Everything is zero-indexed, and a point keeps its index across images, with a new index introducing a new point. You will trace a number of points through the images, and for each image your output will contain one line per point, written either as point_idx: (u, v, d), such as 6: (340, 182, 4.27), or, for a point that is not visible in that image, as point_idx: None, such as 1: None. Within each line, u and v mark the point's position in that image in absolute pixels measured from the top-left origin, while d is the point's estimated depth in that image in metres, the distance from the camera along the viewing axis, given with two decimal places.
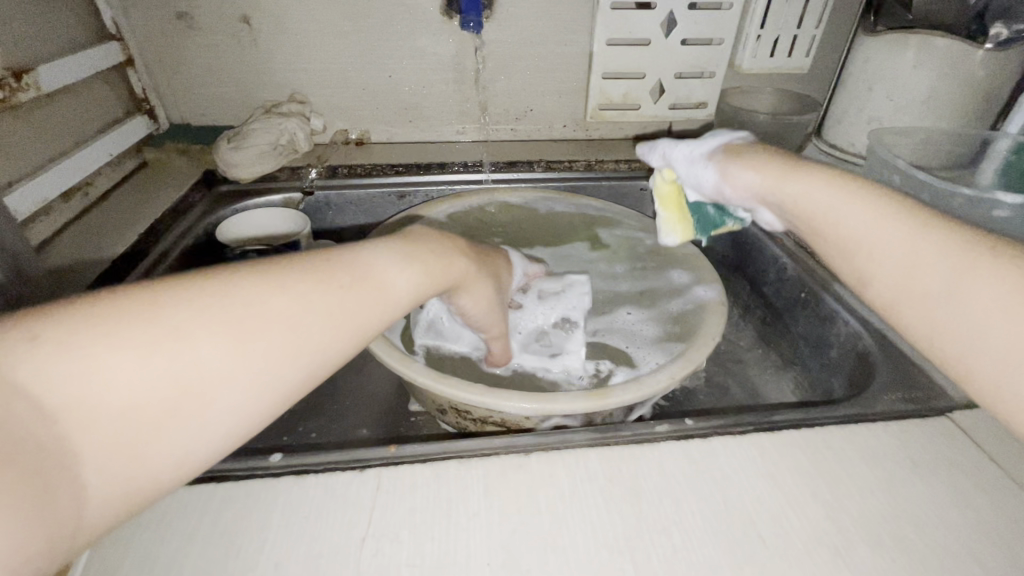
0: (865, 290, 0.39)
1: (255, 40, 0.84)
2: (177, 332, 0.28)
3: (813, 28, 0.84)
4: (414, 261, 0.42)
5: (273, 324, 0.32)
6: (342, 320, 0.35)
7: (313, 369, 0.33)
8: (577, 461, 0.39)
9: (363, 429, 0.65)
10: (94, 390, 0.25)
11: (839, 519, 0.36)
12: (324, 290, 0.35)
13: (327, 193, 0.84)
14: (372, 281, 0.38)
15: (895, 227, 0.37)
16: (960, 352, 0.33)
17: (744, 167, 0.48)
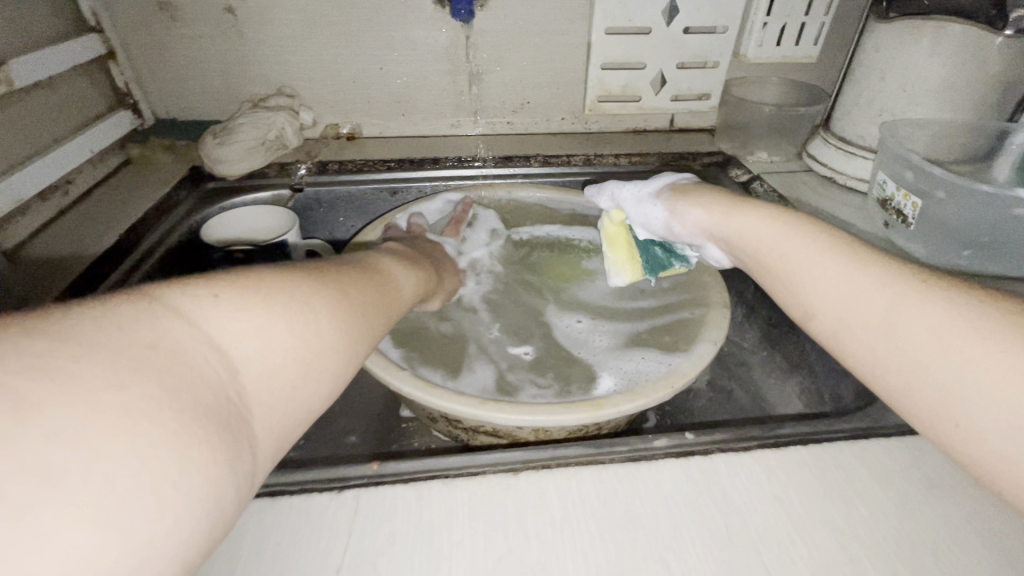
0: (812, 323, 0.40)
1: (240, 32, 0.81)
2: (310, 306, 0.31)
3: (823, 15, 0.81)
4: (413, 269, 0.48)
5: (364, 310, 0.35)
6: (394, 309, 0.40)
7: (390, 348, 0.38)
8: (570, 481, 0.37)
9: (353, 436, 0.63)
10: (260, 348, 0.28)
11: (849, 545, 0.34)
12: (378, 288, 0.39)
13: (317, 191, 0.81)
14: (400, 280, 0.44)
15: (835, 262, 0.39)
16: (908, 381, 0.33)
17: (688, 206, 0.52)
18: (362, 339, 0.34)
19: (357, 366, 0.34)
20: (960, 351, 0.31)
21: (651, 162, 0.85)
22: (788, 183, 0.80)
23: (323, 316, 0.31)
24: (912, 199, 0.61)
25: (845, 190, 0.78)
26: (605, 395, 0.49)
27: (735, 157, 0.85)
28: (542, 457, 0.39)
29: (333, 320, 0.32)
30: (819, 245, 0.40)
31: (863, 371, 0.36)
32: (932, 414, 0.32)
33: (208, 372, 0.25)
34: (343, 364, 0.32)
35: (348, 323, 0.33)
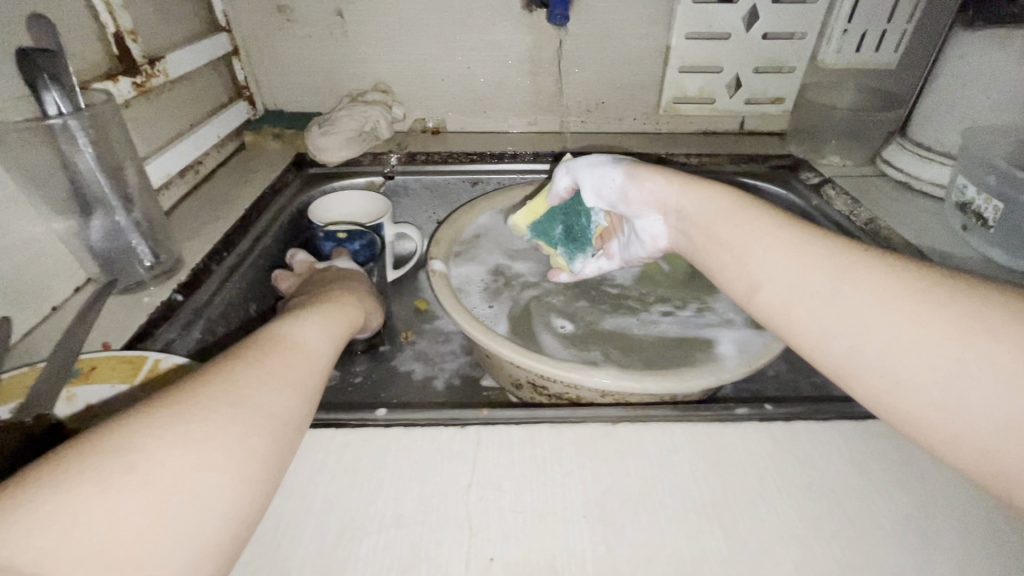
0: (758, 295, 0.39)
1: (346, 32, 0.89)
2: (133, 449, 0.26)
3: (905, 23, 0.82)
4: (320, 323, 0.45)
5: (231, 405, 0.31)
6: (277, 377, 0.36)
7: (274, 425, 0.33)
8: (664, 434, 0.42)
9: (441, 399, 0.70)
10: (72, 525, 0.23)
11: (926, 505, 0.37)
12: (258, 362, 0.36)
13: (406, 178, 0.89)
14: (288, 342, 0.40)
15: (780, 234, 0.39)
16: (854, 344, 0.33)
17: (650, 173, 0.51)
18: (235, 437, 0.30)
19: (243, 469, 0.30)
20: (903, 311, 0.32)
21: (723, 162, 0.88)
22: (861, 187, 0.82)
23: (154, 448, 0.27)
24: (993, 202, 0.63)
25: (920, 196, 0.79)
26: (686, 370, 0.53)
27: (806, 160, 0.87)
28: (634, 414, 0.44)
29: (176, 447, 0.28)
30: (766, 220, 0.41)
31: (811, 343, 0.36)
32: (874, 373, 0.33)
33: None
34: (215, 482, 0.28)
35: (206, 436, 0.29)
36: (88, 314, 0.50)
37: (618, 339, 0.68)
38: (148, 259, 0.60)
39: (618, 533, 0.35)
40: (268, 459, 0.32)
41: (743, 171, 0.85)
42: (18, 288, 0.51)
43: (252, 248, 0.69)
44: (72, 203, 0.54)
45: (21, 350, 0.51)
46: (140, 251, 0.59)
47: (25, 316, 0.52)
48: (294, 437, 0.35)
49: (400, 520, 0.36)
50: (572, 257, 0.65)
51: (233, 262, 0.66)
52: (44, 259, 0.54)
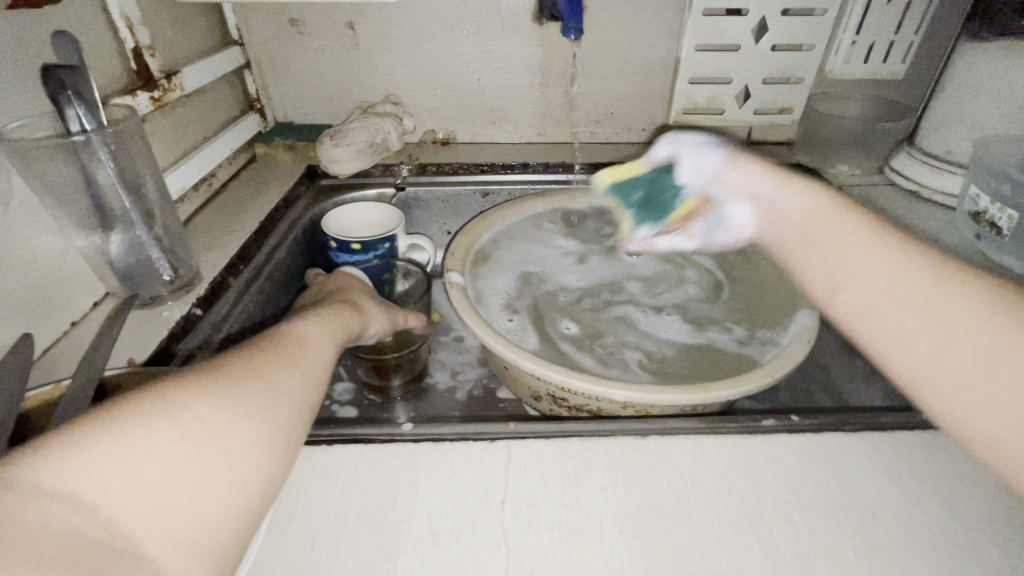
0: (839, 296, 0.38)
1: (358, 45, 0.90)
2: (185, 405, 0.27)
3: (912, 34, 0.83)
4: (327, 323, 0.44)
5: (270, 383, 0.32)
6: (305, 367, 0.36)
7: (306, 412, 0.33)
8: (695, 446, 0.42)
9: (456, 411, 0.72)
10: (125, 472, 0.24)
11: (961, 516, 0.37)
12: (284, 353, 0.36)
13: (417, 190, 0.90)
14: (309, 339, 0.39)
15: (871, 237, 0.38)
16: (929, 368, 0.33)
17: (750, 162, 0.49)
18: (264, 407, 0.30)
19: (270, 438, 0.30)
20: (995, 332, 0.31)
21: None
22: (871, 196, 0.82)
23: (194, 405, 0.28)
24: (1008, 212, 0.63)
25: (930, 204, 0.79)
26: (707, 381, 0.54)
27: (814, 169, 0.89)
28: (663, 426, 0.44)
29: (210, 407, 0.28)
30: (851, 223, 0.39)
31: (888, 348, 0.35)
32: (954, 387, 0.32)
33: (58, 524, 0.21)
34: (245, 444, 0.28)
35: (247, 404, 0.30)
36: (110, 330, 0.49)
37: (635, 348, 0.68)
38: (168, 273, 0.60)
39: (656, 548, 0.35)
40: (299, 438, 0.32)
41: None
42: (39, 303, 0.51)
43: (267, 261, 0.70)
44: (94, 219, 0.54)
45: (42, 367, 0.51)
46: (161, 266, 0.59)
47: (45, 331, 0.52)
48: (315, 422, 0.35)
49: (436, 538, 0.36)
50: (640, 224, 0.58)
51: (248, 275, 0.66)
52: (64, 274, 0.54)
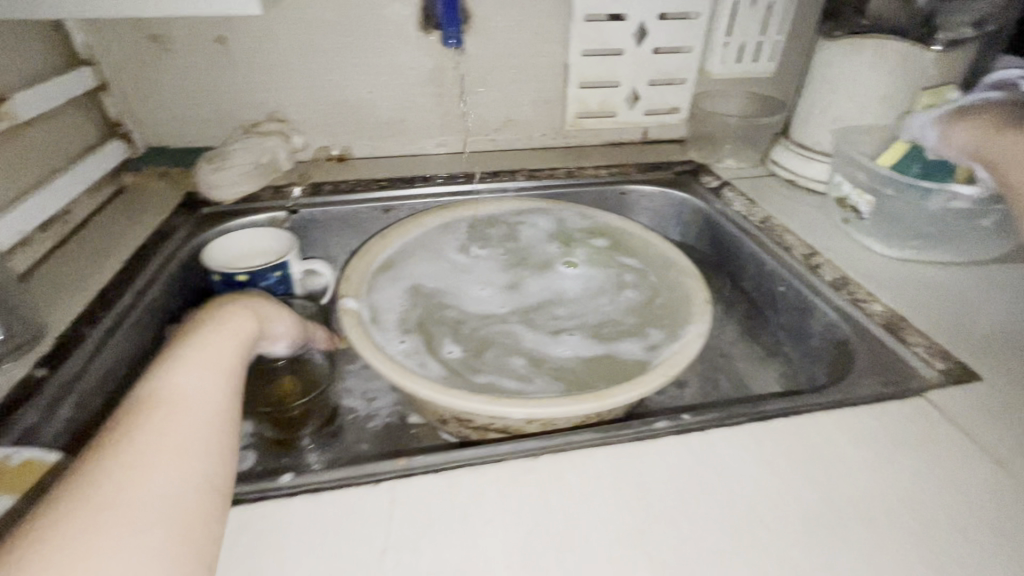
0: None
1: (232, 61, 0.84)
2: (53, 572, 0.27)
3: (776, 34, 0.88)
4: (206, 365, 0.43)
5: (141, 491, 0.32)
6: (177, 447, 0.35)
7: (192, 494, 0.34)
8: (587, 461, 0.41)
9: (364, 444, 0.68)
10: None
11: (832, 499, 0.39)
12: (156, 439, 0.35)
13: (312, 211, 0.85)
14: (177, 402, 0.38)
15: None
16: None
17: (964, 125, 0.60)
18: (146, 518, 0.31)
19: (173, 534, 0.32)
20: None
21: (630, 172, 0.91)
22: (757, 187, 0.86)
23: (66, 565, 0.27)
24: (866, 196, 0.68)
25: (808, 191, 0.84)
26: (605, 388, 0.54)
27: (706, 165, 0.92)
28: (557, 442, 0.42)
29: (89, 551, 0.28)
30: None
31: None
32: None
33: None
34: (145, 560, 0.30)
35: (122, 530, 0.30)
36: None
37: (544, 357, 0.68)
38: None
39: None
40: (198, 521, 0.33)
41: (649, 180, 0.90)
42: None
43: (134, 304, 0.62)
44: None
45: None
46: None
47: None
48: (216, 485, 0.36)
49: None
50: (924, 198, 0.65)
51: (109, 324, 0.59)
52: None
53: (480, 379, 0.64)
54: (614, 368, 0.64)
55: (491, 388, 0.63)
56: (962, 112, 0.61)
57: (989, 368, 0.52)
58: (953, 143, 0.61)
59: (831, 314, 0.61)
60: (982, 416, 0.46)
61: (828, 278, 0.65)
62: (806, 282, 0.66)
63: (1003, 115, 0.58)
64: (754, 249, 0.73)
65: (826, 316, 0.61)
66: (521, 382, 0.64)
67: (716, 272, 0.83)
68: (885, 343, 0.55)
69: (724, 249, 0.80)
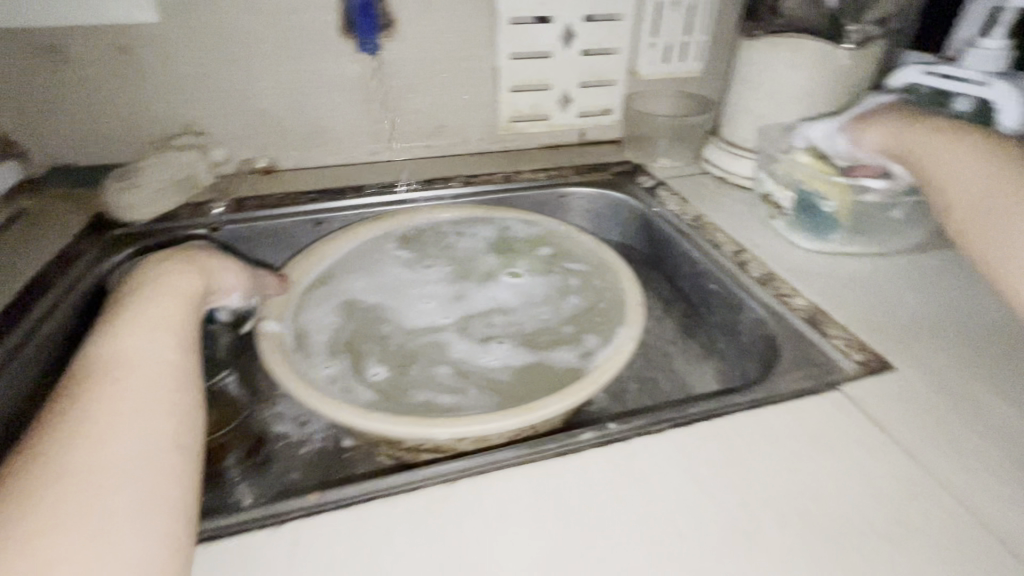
0: (958, 216, 0.51)
1: (137, 71, 0.78)
2: (68, 466, 0.33)
3: (700, 34, 0.90)
4: (156, 316, 0.48)
5: (120, 410, 0.38)
6: (142, 380, 0.41)
7: (165, 410, 0.40)
8: (503, 482, 0.41)
9: (295, 473, 0.64)
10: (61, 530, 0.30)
11: (749, 504, 0.39)
12: (123, 373, 0.41)
13: (236, 227, 0.80)
14: (133, 349, 0.44)
15: (972, 165, 0.51)
16: (999, 250, 0.47)
17: (870, 128, 0.63)
18: (132, 428, 0.37)
19: (159, 435, 0.38)
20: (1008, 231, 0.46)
21: (567, 175, 0.90)
22: (691, 186, 0.87)
23: (74, 463, 0.33)
24: (787, 192, 0.70)
25: (737, 188, 0.85)
26: (535, 400, 0.52)
27: (641, 165, 0.93)
28: (475, 464, 0.42)
29: (89, 453, 0.34)
30: (973, 152, 0.52)
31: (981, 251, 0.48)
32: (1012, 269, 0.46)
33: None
34: (142, 453, 0.36)
35: (114, 436, 0.36)
36: None
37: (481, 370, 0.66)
38: None
39: None
40: (179, 426, 0.39)
41: (586, 182, 0.89)
42: None
43: (29, 340, 0.58)
44: None
45: None
46: None
47: None
48: (188, 402, 0.42)
49: None
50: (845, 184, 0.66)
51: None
52: None
53: (413, 398, 0.62)
54: (552, 376, 0.63)
55: (425, 405, 0.61)
56: (861, 117, 0.64)
57: (902, 356, 0.53)
58: (865, 145, 0.63)
59: (758, 311, 0.61)
60: (896, 406, 0.47)
61: (755, 275, 0.66)
62: (735, 279, 0.66)
63: (904, 114, 0.61)
64: (688, 248, 0.74)
65: (755, 312, 0.62)
66: (456, 397, 0.62)
67: (654, 271, 0.83)
68: (807, 336, 0.56)
69: (660, 248, 0.81)
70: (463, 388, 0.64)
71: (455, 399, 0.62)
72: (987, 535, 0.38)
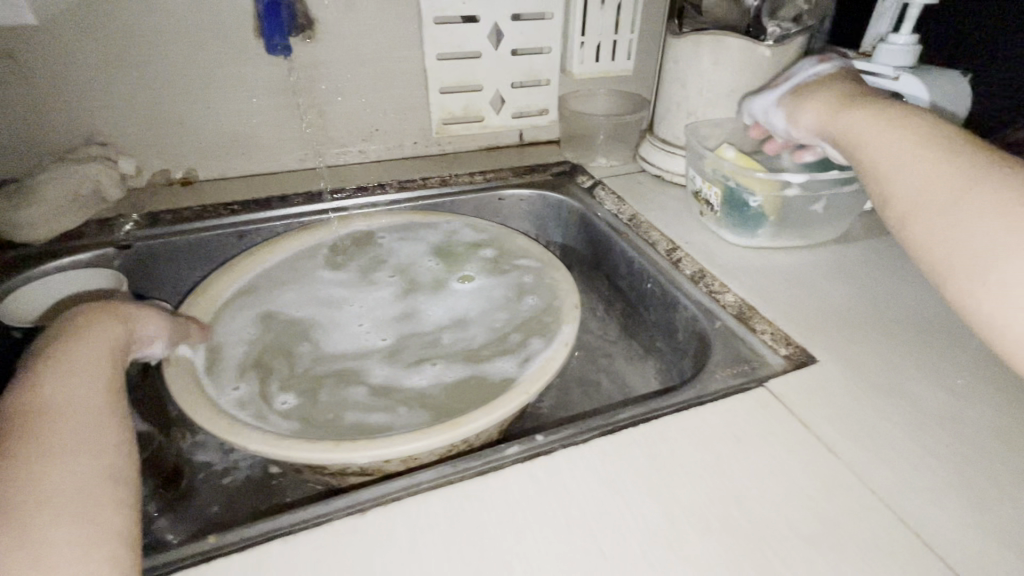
0: (900, 209, 0.42)
1: (23, 77, 0.71)
2: None
3: (630, 33, 0.90)
4: (75, 367, 0.43)
5: (39, 489, 0.34)
6: (62, 446, 0.37)
7: (91, 477, 0.36)
8: (419, 508, 0.38)
9: (218, 506, 0.60)
10: None
11: (671, 512, 0.38)
12: (40, 441, 0.36)
13: (149, 244, 0.74)
14: (49, 408, 0.39)
15: (921, 153, 0.43)
16: (926, 240, 0.40)
17: (807, 108, 0.57)
18: (55, 506, 0.34)
19: (88, 506, 0.34)
20: (962, 229, 0.38)
21: (505, 177, 0.89)
22: (628, 185, 0.87)
23: None
24: (714, 187, 0.70)
25: (673, 185, 0.86)
26: (463, 414, 0.50)
27: (580, 165, 0.92)
28: (390, 491, 0.40)
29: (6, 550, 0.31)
30: (916, 139, 0.44)
31: (930, 254, 0.40)
32: (966, 278, 0.37)
33: None
34: (69, 535, 0.33)
35: (34, 523, 0.32)
36: None
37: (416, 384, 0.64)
38: None
39: None
40: (110, 490, 0.36)
41: (524, 183, 0.88)
42: None
43: None
44: None
45: None
46: None
47: None
48: (120, 460, 0.38)
49: None
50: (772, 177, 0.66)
51: None
52: None
53: (342, 419, 0.59)
54: (488, 386, 0.61)
55: (354, 425, 0.58)
56: (800, 95, 0.59)
57: (824, 348, 0.54)
58: (802, 125, 0.58)
59: (691, 309, 0.61)
60: (818, 399, 0.48)
61: (687, 272, 0.66)
62: (669, 278, 0.66)
63: (845, 94, 0.54)
64: (624, 247, 0.73)
65: (687, 311, 0.62)
66: (388, 415, 0.59)
67: (594, 272, 0.82)
68: (736, 333, 0.56)
69: (598, 249, 0.80)
70: (396, 404, 0.61)
71: (386, 416, 0.59)
72: (902, 525, 0.39)
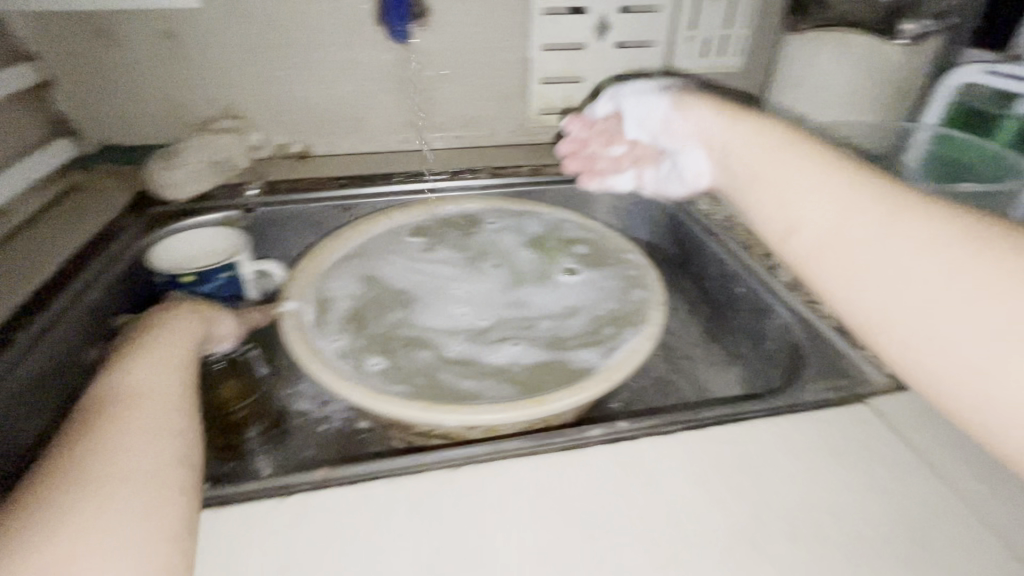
0: (795, 238, 0.39)
1: (179, 54, 0.81)
2: (61, 524, 0.31)
3: (741, 29, 0.87)
4: (156, 359, 0.46)
5: (116, 463, 0.35)
6: (142, 430, 0.38)
7: (164, 460, 0.37)
8: (506, 471, 0.41)
9: (311, 451, 0.66)
10: None
11: (758, 513, 0.38)
12: (121, 424, 0.38)
13: (268, 210, 0.82)
14: (133, 395, 0.41)
15: (828, 180, 0.38)
16: (848, 283, 0.36)
17: (691, 107, 0.53)
18: (131, 480, 0.34)
19: (159, 486, 0.35)
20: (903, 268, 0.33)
21: None
22: None
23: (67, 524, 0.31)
24: None
25: None
26: (546, 393, 0.52)
27: None
28: (479, 453, 0.42)
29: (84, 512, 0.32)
30: (817, 170, 0.39)
31: (850, 294, 0.36)
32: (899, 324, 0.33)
33: None
34: (139, 509, 0.33)
35: (111, 492, 0.33)
36: None
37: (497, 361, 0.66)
38: None
39: None
40: (180, 476, 0.37)
41: None
42: None
43: (71, 306, 0.61)
44: None
45: None
46: None
47: None
48: (189, 451, 0.39)
49: None
50: None
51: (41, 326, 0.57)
52: None
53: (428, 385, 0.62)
54: (568, 371, 0.62)
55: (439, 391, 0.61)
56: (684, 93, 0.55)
57: None
58: (674, 127, 0.55)
59: (786, 315, 0.59)
60: (927, 422, 0.45)
61: (784, 279, 0.63)
62: (764, 283, 0.64)
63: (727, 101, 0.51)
64: (715, 248, 0.72)
65: (782, 317, 0.60)
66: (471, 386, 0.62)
67: (681, 271, 0.81)
68: (836, 345, 0.53)
69: (688, 248, 0.79)
70: (478, 377, 0.64)
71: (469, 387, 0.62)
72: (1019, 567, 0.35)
